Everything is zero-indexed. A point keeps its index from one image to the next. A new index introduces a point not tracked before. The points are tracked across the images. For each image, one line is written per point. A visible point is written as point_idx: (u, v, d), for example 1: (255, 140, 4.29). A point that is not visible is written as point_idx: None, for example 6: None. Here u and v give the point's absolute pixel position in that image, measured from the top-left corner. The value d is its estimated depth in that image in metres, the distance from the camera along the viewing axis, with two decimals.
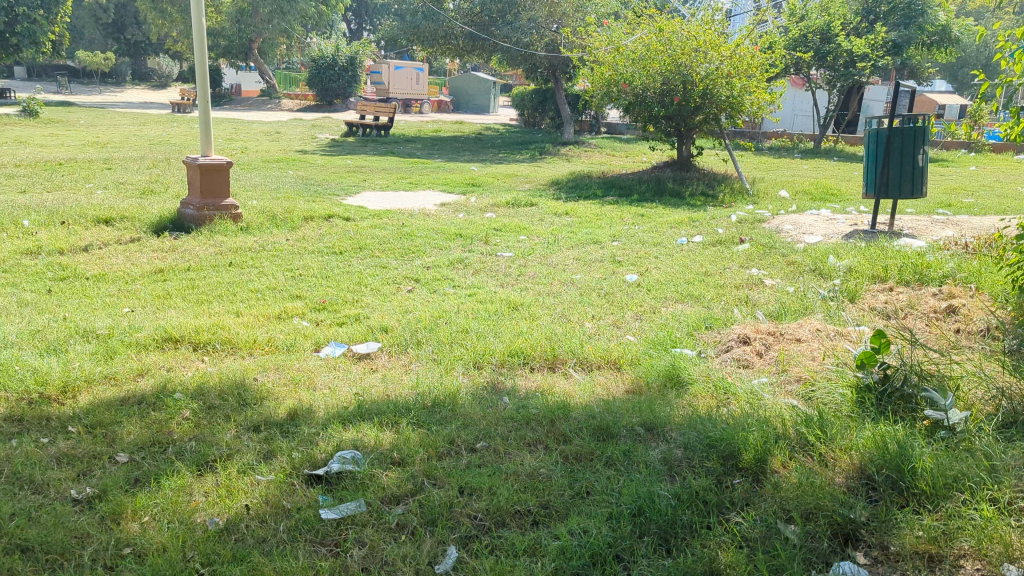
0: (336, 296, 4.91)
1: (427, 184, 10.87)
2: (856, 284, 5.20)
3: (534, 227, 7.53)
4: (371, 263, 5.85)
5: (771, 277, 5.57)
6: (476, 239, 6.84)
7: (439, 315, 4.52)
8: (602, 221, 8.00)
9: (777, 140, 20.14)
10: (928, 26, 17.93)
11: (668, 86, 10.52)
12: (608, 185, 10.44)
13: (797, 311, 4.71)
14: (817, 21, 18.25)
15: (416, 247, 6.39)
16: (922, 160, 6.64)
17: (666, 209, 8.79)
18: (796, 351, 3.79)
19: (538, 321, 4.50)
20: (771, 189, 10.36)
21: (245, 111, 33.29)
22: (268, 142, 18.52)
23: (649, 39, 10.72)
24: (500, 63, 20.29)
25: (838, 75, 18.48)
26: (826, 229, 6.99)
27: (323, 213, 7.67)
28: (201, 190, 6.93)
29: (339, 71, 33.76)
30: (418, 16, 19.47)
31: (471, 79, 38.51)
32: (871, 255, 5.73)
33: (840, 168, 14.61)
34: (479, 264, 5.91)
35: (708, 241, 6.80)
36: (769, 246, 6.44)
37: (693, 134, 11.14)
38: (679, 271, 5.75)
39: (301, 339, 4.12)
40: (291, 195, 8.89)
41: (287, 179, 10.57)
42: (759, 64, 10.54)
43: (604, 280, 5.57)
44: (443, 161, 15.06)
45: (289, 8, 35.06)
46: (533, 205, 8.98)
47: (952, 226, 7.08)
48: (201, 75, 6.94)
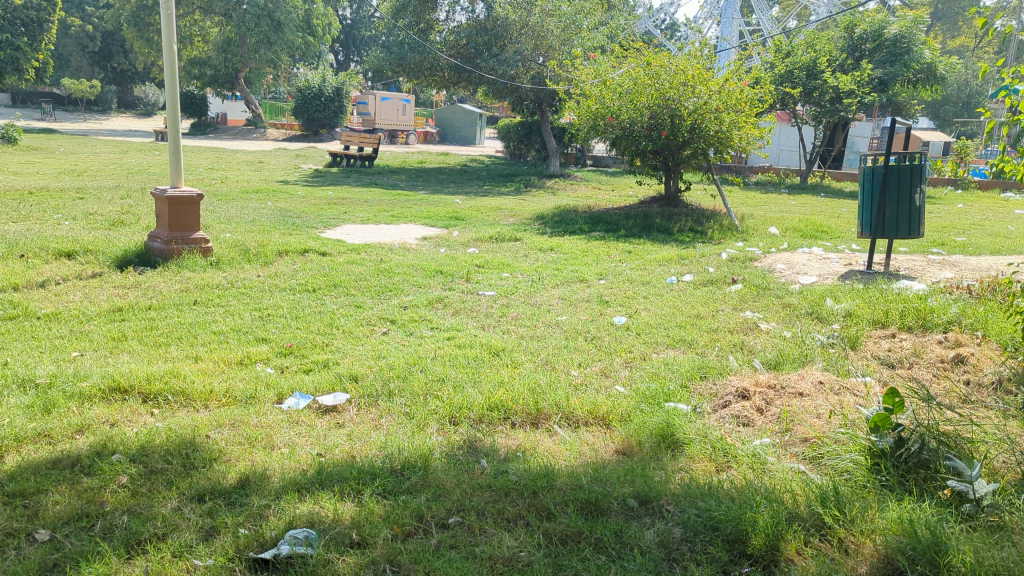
0: (306, 339, 4.59)
1: (409, 217, 10.60)
2: (856, 329, 4.95)
3: (517, 264, 7.24)
4: (345, 302, 5.54)
5: (766, 321, 5.31)
6: (457, 276, 6.55)
7: (414, 361, 4.21)
8: (588, 258, 7.74)
9: (763, 175, 20.06)
10: (914, 63, 18.22)
11: (656, 120, 10.34)
12: (595, 219, 10.21)
13: (796, 360, 4.44)
14: (803, 57, 18.18)
15: (394, 284, 6.09)
16: (918, 200, 6.49)
17: (654, 246, 8.55)
18: (800, 407, 3.51)
19: (521, 369, 4.20)
20: (760, 225, 10.16)
21: (230, 140, 33.07)
22: (250, 172, 18.25)
23: (636, 72, 10.58)
24: (486, 95, 20.18)
25: (824, 111, 18.31)
26: (820, 269, 6.77)
27: (298, 247, 7.37)
28: (169, 222, 6.61)
29: (326, 101, 33.77)
30: (404, 47, 19.32)
31: (458, 111, 38.52)
32: (870, 299, 5.49)
33: (827, 204, 14.48)
34: (460, 304, 5.62)
35: (698, 280, 6.55)
36: (762, 287, 6.18)
37: (681, 169, 10.95)
38: (669, 313, 5.47)
39: (262, 389, 3.79)
40: (267, 227, 8.58)
41: (264, 211, 10.27)
42: (747, 99, 10.39)
43: (590, 323, 5.29)
44: (427, 192, 14.82)
45: (275, 39, 34.49)
46: (518, 240, 8.72)
47: (949, 267, 6.88)
48: (171, 103, 6.65)
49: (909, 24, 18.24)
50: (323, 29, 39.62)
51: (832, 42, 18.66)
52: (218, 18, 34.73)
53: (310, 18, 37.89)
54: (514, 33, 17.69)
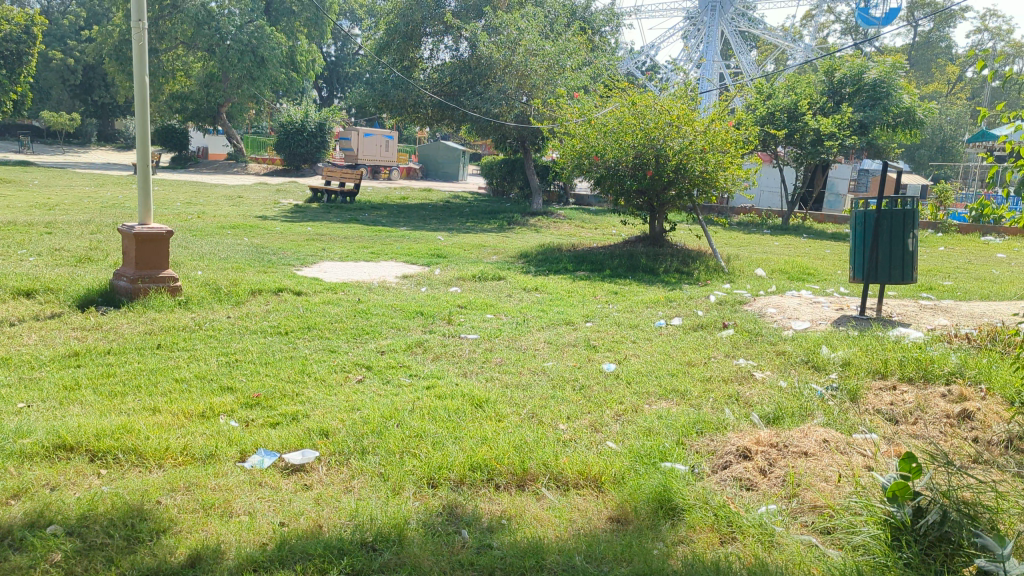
0: (276, 387, 4.30)
1: (389, 254, 10.34)
2: (857, 380, 4.72)
3: (501, 304, 6.99)
4: (319, 346, 5.25)
5: (761, 369, 5.08)
6: (438, 318, 6.28)
7: (391, 414, 3.91)
8: (573, 299, 7.51)
9: (745, 216, 20.06)
10: (893, 108, 18.34)
11: (641, 159, 10.21)
12: (580, 258, 10.01)
13: (796, 414, 4.21)
14: (785, 100, 18.33)
15: (371, 327, 5.81)
16: (911, 245, 6.34)
17: (640, 287, 8.35)
18: (806, 469, 3.26)
19: (505, 422, 3.92)
20: (747, 267, 9.99)
21: (210, 175, 32.77)
22: (228, 207, 17.95)
23: (622, 112, 10.47)
24: (469, 133, 20.10)
25: (805, 153, 18.32)
26: (812, 314, 6.57)
27: (272, 286, 7.08)
28: (135, 260, 6.32)
29: (308, 136, 33.62)
30: (386, 84, 19.20)
31: (440, 148, 38.47)
32: (866, 347, 5.29)
33: (811, 246, 14.39)
34: (441, 348, 5.34)
35: (687, 324, 6.33)
36: (754, 331, 5.96)
37: (666, 209, 10.81)
38: (660, 360, 5.23)
39: (223, 446, 3.49)
40: (241, 264, 8.28)
41: (240, 247, 9.97)
42: (733, 140, 10.31)
43: (577, 369, 5.03)
44: (409, 229, 14.59)
45: (258, 74, 34.47)
46: (501, 280, 8.48)
47: (942, 313, 6.71)
48: (142, 137, 6.40)
49: (889, 69, 18.42)
50: (307, 65, 39.65)
51: (812, 86, 18.81)
52: (201, 53, 34.59)
53: (294, 54, 37.96)
54: (497, 72, 17.65)
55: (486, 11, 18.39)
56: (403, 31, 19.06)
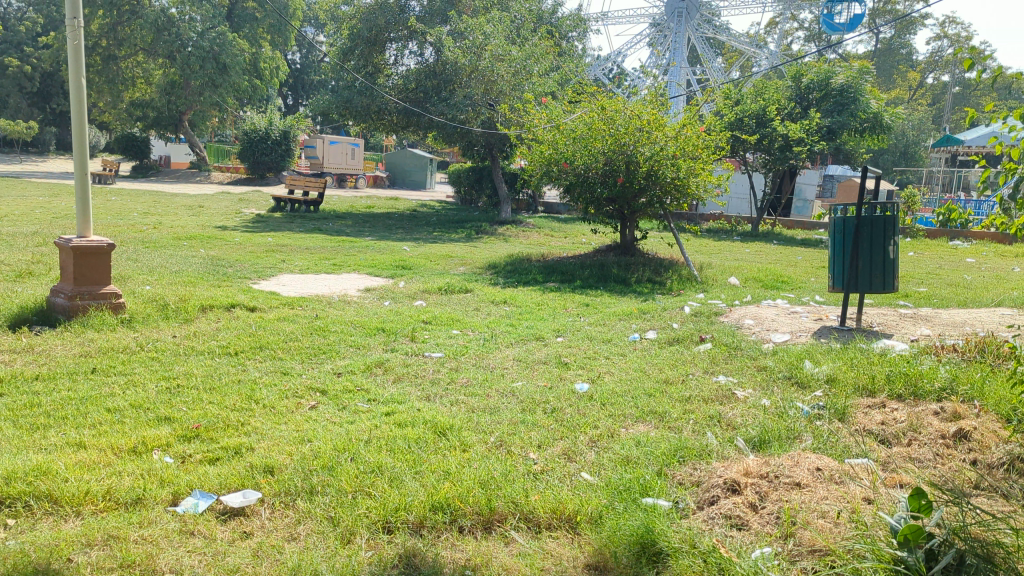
0: (219, 416, 3.92)
1: (352, 265, 9.95)
2: (843, 398, 4.47)
3: (468, 319, 6.67)
4: (271, 368, 4.88)
5: (742, 387, 4.80)
6: (400, 334, 5.93)
7: (345, 446, 3.56)
8: (543, 311, 7.21)
9: (715, 222, 19.97)
10: (860, 113, 18.32)
11: (611, 166, 9.94)
12: (550, 268, 9.71)
13: (784, 437, 3.92)
14: (753, 105, 18.24)
15: (328, 345, 5.44)
16: (892, 252, 6.13)
17: (612, 298, 8.07)
18: (801, 504, 2.97)
19: (471, 452, 3.59)
20: (720, 275, 9.78)
21: (171, 183, 32.02)
22: (187, 217, 17.39)
23: (591, 117, 10.23)
24: (436, 140, 19.77)
25: (773, 159, 18.23)
26: (791, 325, 6.33)
27: (225, 301, 6.67)
28: (73, 275, 5.88)
29: (272, 144, 33.03)
30: (349, 90, 18.76)
31: (407, 155, 38.02)
32: (850, 362, 5.05)
33: (783, 253, 14.25)
34: (403, 368, 4.99)
35: (662, 337, 6.04)
36: (733, 345, 5.69)
37: (637, 217, 10.56)
38: (635, 378, 4.94)
39: (153, 487, 3.11)
40: (193, 278, 7.85)
41: (195, 259, 9.52)
42: (705, 146, 10.10)
43: (548, 390, 4.72)
44: (374, 239, 14.20)
45: (221, 81, 33.84)
46: (468, 292, 8.16)
47: (923, 323, 6.51)
48: (80, 143, 5.97)
49: (855, 74, 18.43)
50: (271, 72, 39.04)
51: (779, 92, 18.79)
52: (162, 59, 33.83)
53: (257, 60, 37.35)
54: (463, 78, 17.35)
55: (451, 16, 18.07)
56: (366, 37, 18.65)
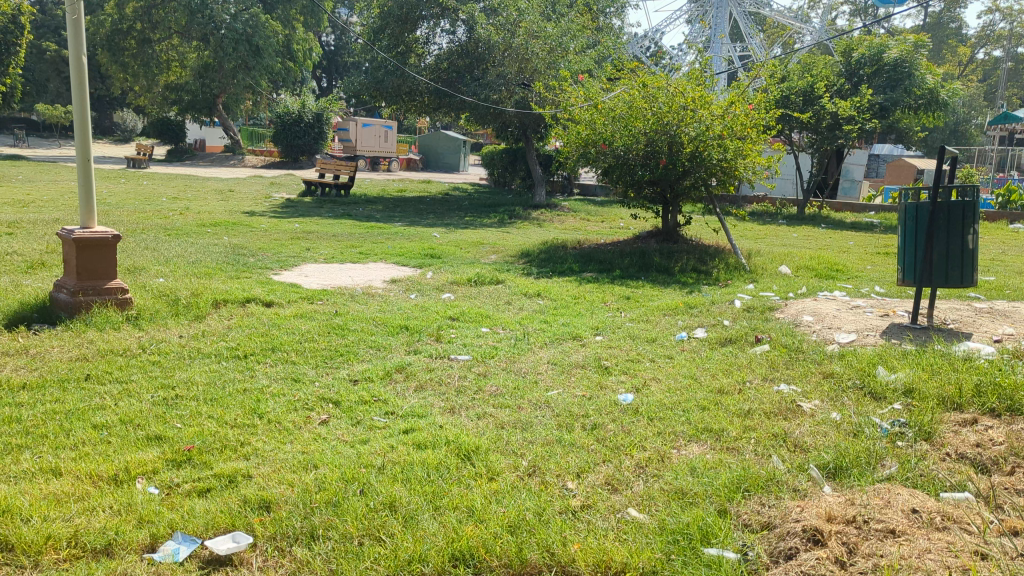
0: (216, 436, 3.48)
1: (379, 254, 9.51)
2: (928, 414, 3.88)
3: (498, 314, 6.17)
4: (280, 374, 4.43)
5: (807, 398, 4.24)
6: (425, 333, 5.46)
7: (354, 475, 3.08)
8: (579, 306, 6.67)
9: (759, 205, 19.24)
10: (915, 89, 17.38)
11: (653, 147, 9.34)
12: (586, 257, 9.15)
13: (862, 463, 3.36)
14: (800, 82, 17.46)
15: (346, 347, 4.98)
16: (971, 241, 5.50)
17: (654, 290, 7.52)
18: (901, 561, 2.43)
19: (499, 483, 3.10)
20: (770, 264, 9.14)
21: (205, 167, 31.95)
22: (217, 201, 17.16)
23: (631, 95, 9.62)
24: (468, 121, 19.25)
25: (821, 138, 17.42)
26: (856, 322, 5.73)
27: (241, 295, 6.27)
28: (76, 270, 5.48)
29: (306, 126, 32.80)
30: (380, 70, 18.20)
31: (441, 137, 37.55)
32: (930, 369, 4.45)
33: (832, 237, 13.56)
34: (427, 374, 4.51)
35: (712, 337, 5.48)
36: (793, 346, 5.11)
37: (680, 201, 9.94)
38: (686, 387, 4.40)
39: (128, 528, 2.67)
40: (210, 269, 7.46)
41: (217, 248, 9.16)
42: (754, 124, 9.43)
43: (586, 400, 4.20)
44: (405, 225, 13.77)
45: (254, 64, 33.67)
46: (499, 283, 7.66)
47: (1005, 321, 5.86)
48: (82, 126, 5.57)
49: (910, 48, 17.49)
50: (303, 54, 38.80)
51: (828, 67, 17.92)
52: (196, 43, 33.67)
53: (290, 43, 37.09)
54: (496, 56, 16.84)
55: None
56: (397, 15, 17.97)
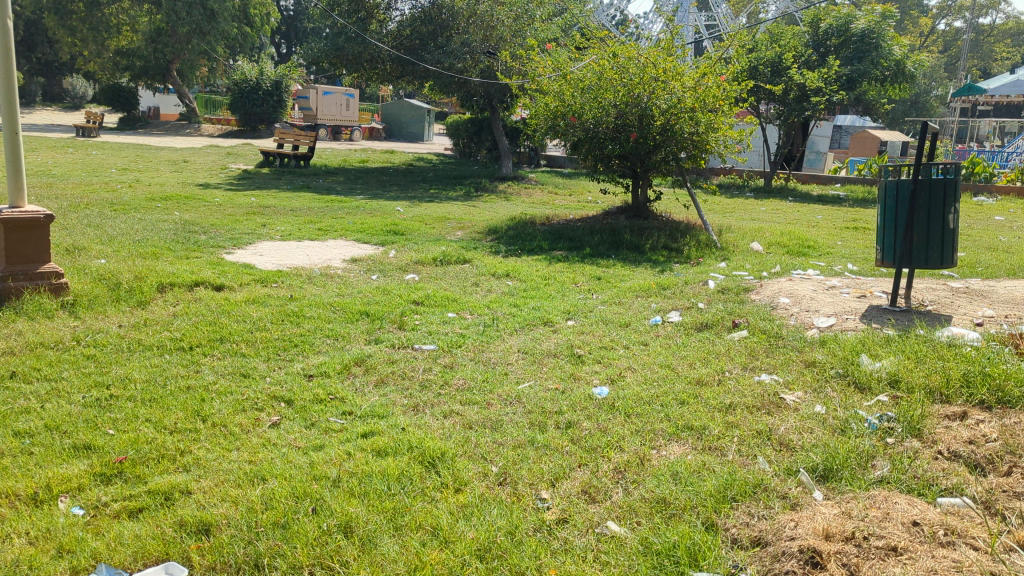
0: (152, 444, 3.16)
1: (339, 230, 9.12)
2: (918, 406, 3.69)
3: (464, 298, 5.87)
4: (228, 369, 4.10)
5: (790, 390, 4.04)
6: (386, 319, 5.15)
7: (305, 490, 2.79)
8: (549, 288, 6.40)
9: (726, 177, 19.14)
10: (882, 60, 17.32)
11: (623, 120, 9.04)
12: (554, 234, 8.86)
13: (854, 464, 3.14)
14: (769, 52, 17.27)
15: (301, 337, 4.65)
16: (951, 221, 5.34)
17: (626, 269, 7.28)
18: None
19: (466, 495, 2.84)
20: (741, 240, 8.97)
21: (160, 136, 30.92)
22: (169, 173, 16.48)
23: (600, 65, 9.29)
24: (432, 90, 18.74)
25: (789, 109, 17.22)
26: (834, 304, 5.54)
27: (189, 278, 5.89)
28: (4, 253, 5.06)
29: (264, 95, 31.88)
30: (340, 37, 17.56)
31: (404, 106, 36.83)
32: (916, 356, 4.26)
33: (800, 211, 13.47)
34: (389, 367, 4.21)
35: (688, 322, 5.26)
36: (772, 332, 4.90)
37: (650, 176, 9.70)
38: (663, 378, 4.16)
39: (45, 561, 2.37)
40: (157, 249, 7.03)
41: (166, 225, 8.68)
42: (726, 96, 9.19)
43: (560, 395, 3.93)
44: (367, 198, 13.35)
45: (209, 28, 32.64)
46: (465, 263, 7.35)
47: (984, 302, 5.73)
48: (8, 95, 5.09)
49: (877, 18, 17.36)
50: (259, 19, 37.69)
51: (796, 37, 17.70)
52: (147, 6, 32.36)
53: (246, 8, 35.94)
54: (461, 22, 16.41)
55: None
56: None
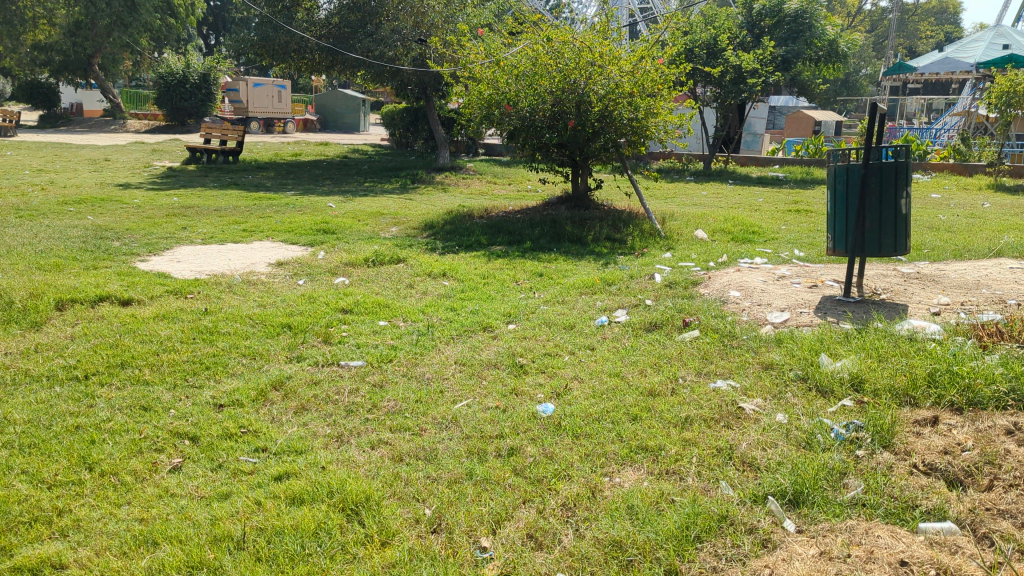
0: (24, 504, 2.70)
1: (265, 231, 8.59)
2: (885, 412, 3.43)
3: (397, 303, 5.45)
4: (126, 400, 3.61)
5: (748, 397, 3.75)
6: (311, 333, 4.70)
7: (204, 560, 2.38)
8: (488, 289, 6.02)
9: (666, 161, 19.04)
10: (816, 40, 17.36)
11: (560, 107, 8.70)
12: (494, 228, 8.49)
13: (824, 486, 2.85)
14: (703, 35, 17.15)
15: (213, 358, 4.18)
16: (904, 206, 5.11)
17: (568, 264, 6.96)
18: None
19: (395, 552, 2.46)
20: (685, 228, 8.74)
21: (81, 134, 29.49)
22: (87, 173, 15.56)
23: (535, 50, 8.91)
24: (364, 80, 18.12)
25: (725, 92, 17.11)
26: (786, 296, 5.29)
27: (92, 293, 5.32)
28: None
29: (191, 88, 30.67)
30: (266, 26, 16.81)
31: (339, 96, 35.92)
32: (878, 354, 4.01)
33: (741, 194, 13.38)
34: (311, 390, 3.78)
35: (636, 322, 4.94)
36: (726, 331, 4.61)
37: (590, 164, 9.39)
38: (613, 390, 3.83)
39: None
40: (60, 260, 6.43)
41: (76, 232, 8.02)
42: (664, 81, 8.93)
43: (500, 415, 3.56)
44: (298, 194, 12.75)
45: (131, 20, 31.26)
46: (400, 263, 6.93)
47: (935, 289, 5.57)
48: None
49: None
50: (183, 9, 36.17)
51: (730, 19, 17.60)
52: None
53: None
54: (390, 9, 15.93)
55: None
56: None
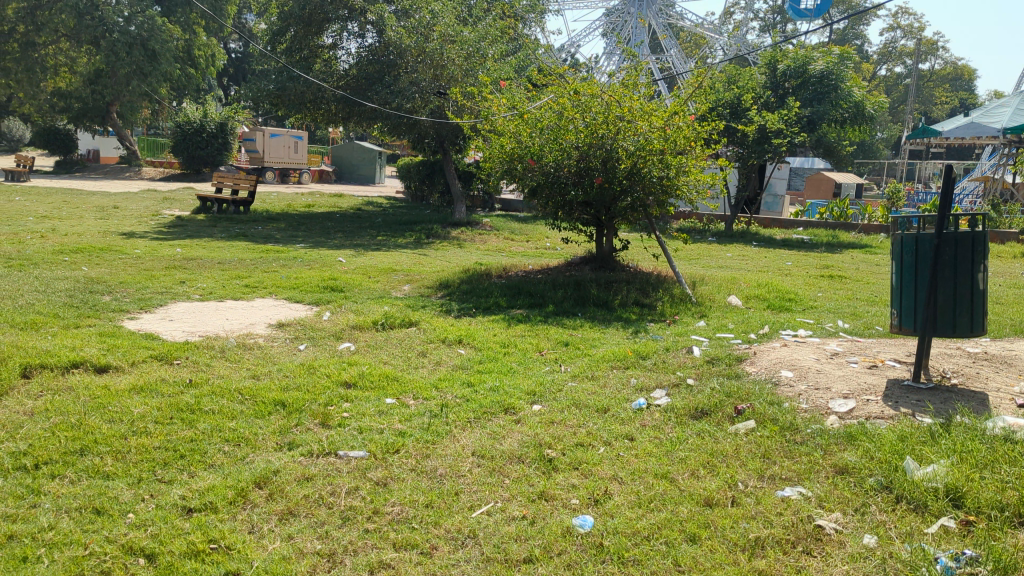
0: None
1: (268, 288, 8.08)
2: (1002, 540, 2.78)
3: (406, 376, 4.87)
4: (77, 500, 3.00)
5: (825, 511, 3.11)
6: (307, 413, 4.10)
7: None
8: (509, 359, 5.44)
9: (687, 221, 18.61)
10: (842, 101, 16.98)
11: (586, 163, 8.23)
12: (512, 289, 7.94)
13: None
14: (727, 94, 16.88)
15: (190, 444, 3.57)
16: (980, 280, 4.54)
17: (595, 332, 6.38)
18: None
19: None
20: (717, 293, 8.14)
21: (96, 181, 29.40)
22: (93, 221, 15.20)
23: (560, 104, 8.49)
24: (382, 133, 17.84)
25: (748, 152, 16.73)
26: (846, 378, 4.67)
27: (68, 359, 4.76)
28: None
29: (207, 137, 30.65)
30: (282, 77, 16.66)
31: (354, 148, 35.89)
32: (974, 458, 3.38)
33: (768, 257, 12.85)
34: (301, 490, 3.17)
35: (680, 406, 4.33)
36: (787, 424, 3.98)
37: (615, 224, 8.87)
38: (662, 498, 3.19)
39: None
40: (39, 317, 5.91)
41: (65, 285, 7.50)
42: (696, 137, 8.44)
43: (528, 528, 2.95)
44: (307, 247, 12.26)
45: (150, 69, 30.77)
46: (412, 327, 6.37)
47: (1012, 373, 4.93)
48: None
49: (835, 60, 17.10)
50: (205, 60, 36.35)
51: (753, 79, 17.33)
52: (86, 46, 31.01)
53: (190, 49, 34.73)
54: (409, 61, 15.62)
55: None
56: (300, 16, 16.40)
